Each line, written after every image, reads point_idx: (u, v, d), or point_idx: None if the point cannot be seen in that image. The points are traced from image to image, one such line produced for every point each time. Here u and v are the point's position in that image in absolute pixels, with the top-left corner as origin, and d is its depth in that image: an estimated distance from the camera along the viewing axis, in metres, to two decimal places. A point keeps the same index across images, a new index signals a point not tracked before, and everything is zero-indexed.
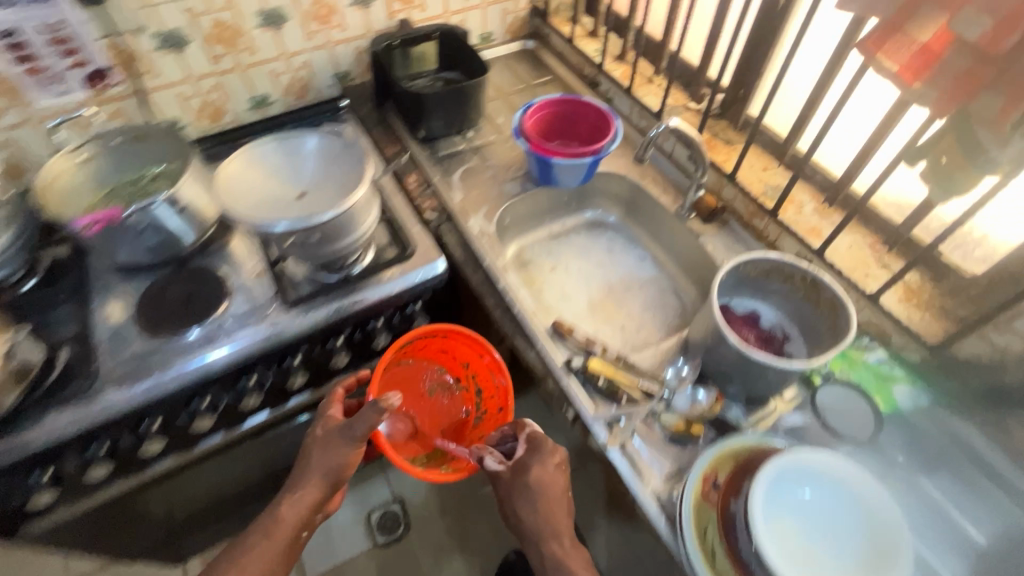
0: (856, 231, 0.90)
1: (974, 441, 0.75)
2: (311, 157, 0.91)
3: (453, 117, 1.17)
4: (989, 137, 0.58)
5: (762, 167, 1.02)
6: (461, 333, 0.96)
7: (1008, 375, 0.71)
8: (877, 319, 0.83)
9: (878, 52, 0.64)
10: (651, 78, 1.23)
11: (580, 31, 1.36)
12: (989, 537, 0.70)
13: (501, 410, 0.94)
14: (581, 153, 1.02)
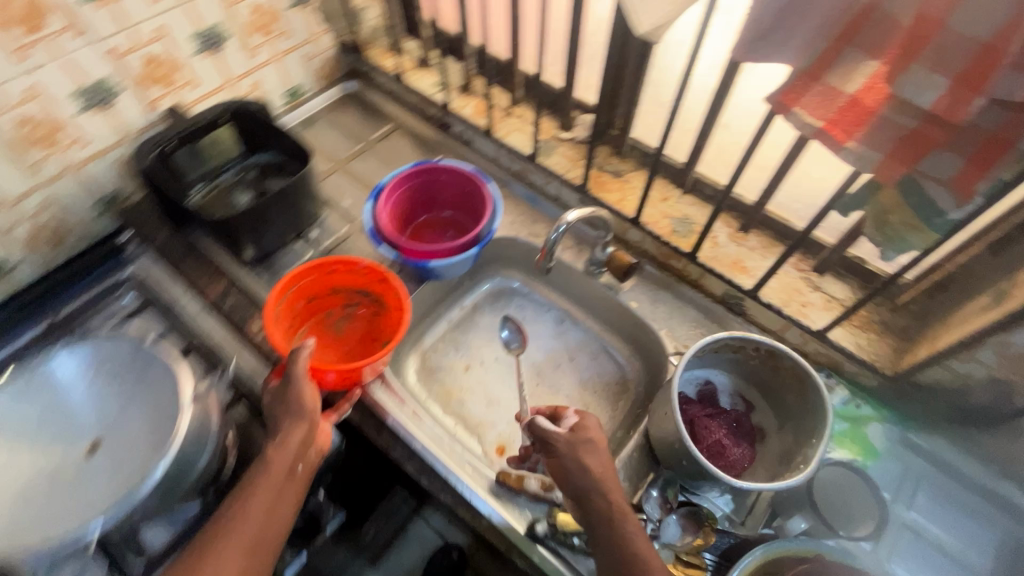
0: (776, 252, 0.84)
1: (948, 456, 0.73)
2: (85, 397, 0.65)
3: (286, 222, 0.91)
4: (948, 198, 0.48)
5: (660, 199, 0.90)
6: (335, 266, 0.84)
7: (975, 398, 0.67)
8: (828, 352, 0.78)
9: (796, 106, 0.51)
10: (511, 111, 1.03)
11: (408, 63, 1.12)
12: (991, 557, 0.69)
13: (384, 280, 0.85)
14: (465, 242, 0.83)
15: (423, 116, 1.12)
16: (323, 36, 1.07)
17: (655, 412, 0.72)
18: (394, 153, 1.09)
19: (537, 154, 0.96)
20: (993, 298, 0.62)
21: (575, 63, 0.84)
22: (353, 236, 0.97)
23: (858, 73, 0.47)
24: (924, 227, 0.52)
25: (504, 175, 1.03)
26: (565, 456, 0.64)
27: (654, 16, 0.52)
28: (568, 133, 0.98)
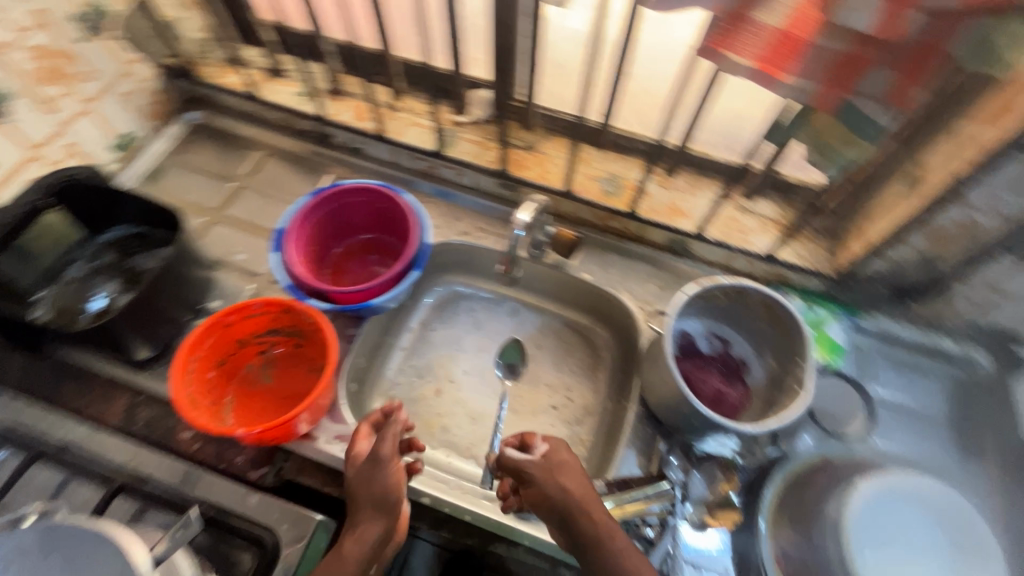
0: (705, 187, 0.85)
1: (893, 329, 0.81)
2: None
3: (177, 304, 0.76)
4: (882, 110, 0.50)
5: (581, 162, 0.87)
6: (222, 316, 0.68)
7: (908, 275, 0.74)
8: (775, 270, 0.82)
9: (724, 51, 0.49)
10: (396, 105, 0.92)
11: (255, 75, 0.95)
12: (945, 404, 0.79)
13: (290, 310, 0.70)
14: (404, 269, 0.75)
15: (295, 132, 0.97)
16: (137, 64, 0.88)
17: (649, 379, 0.72)
18: (276, 184, 0.94)
19: (441, 147, 0.88)
20: (909, 185, 0.67)
21: (458, 41, 0.76)
22: (263, 293, 0.84)
23: (782, 5, 0.45)
24: (861, 142, 0.54)
25: (410, 177, 0.94)
26: (542, 484, 0.61)
27: None
28: (466, 115, 0.90)
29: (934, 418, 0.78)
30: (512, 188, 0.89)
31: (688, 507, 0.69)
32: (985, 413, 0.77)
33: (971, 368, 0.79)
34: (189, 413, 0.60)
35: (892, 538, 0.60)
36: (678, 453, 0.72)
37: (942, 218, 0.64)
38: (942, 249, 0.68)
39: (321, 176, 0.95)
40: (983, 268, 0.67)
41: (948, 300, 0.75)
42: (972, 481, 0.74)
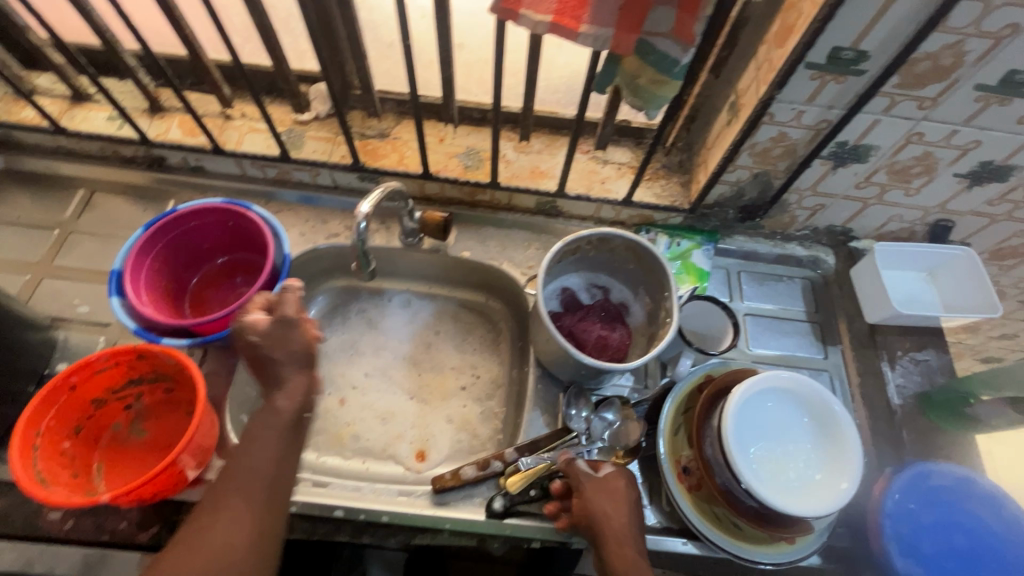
0: (559, 145, 0.87)
1: (749, 245, 0.88)
2: None
3: (11, 375, 0.67)
4: (676, 47, 0.52)
5: (437, 141, 0.86)
6: (59, 384, 0.60)
7: (748, 194, 0.80)
8: (638, 213, 0.86)
9: (521, 10, 0.50)
10: (229, 113, 0.85)
11: (55, 104, 0.84)
12: (803, 302, 0.87)
13: (143, 355, 0.64)
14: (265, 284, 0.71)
15: (120, 161, 0.87)
16: None
17: (538, 342, 0.73)
18: (111, 221, 0.85)
19: (287, 150, 0.83)
20: (730, 112, 0.72)
21: (272, 34, 0.71)
22: (118, 343, 0.76)
23: None
24: (669, 80, 0.55)
25: (263, 187, 0.88)
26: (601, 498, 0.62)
27: None
28: (308, 112, 0.86)
29: (796, 316, 0.86)
30: (372, 180, 0.85)
31: (596, 450, 0.71)
32: (835, 302, 0.87)
33: (819, 267, 0.89)
34: (41, 494, 0.54)
35: (759, 432, 0.67)
36: (578, 404, 0.74)
37: (761, 137, 0.70)
38: (769, 165, 0.74)
39: (163, 203, 0.87)
40: (805, 175, 0.75)
41: (786, 210, 0.82)
42: (834, 363, 0.83)
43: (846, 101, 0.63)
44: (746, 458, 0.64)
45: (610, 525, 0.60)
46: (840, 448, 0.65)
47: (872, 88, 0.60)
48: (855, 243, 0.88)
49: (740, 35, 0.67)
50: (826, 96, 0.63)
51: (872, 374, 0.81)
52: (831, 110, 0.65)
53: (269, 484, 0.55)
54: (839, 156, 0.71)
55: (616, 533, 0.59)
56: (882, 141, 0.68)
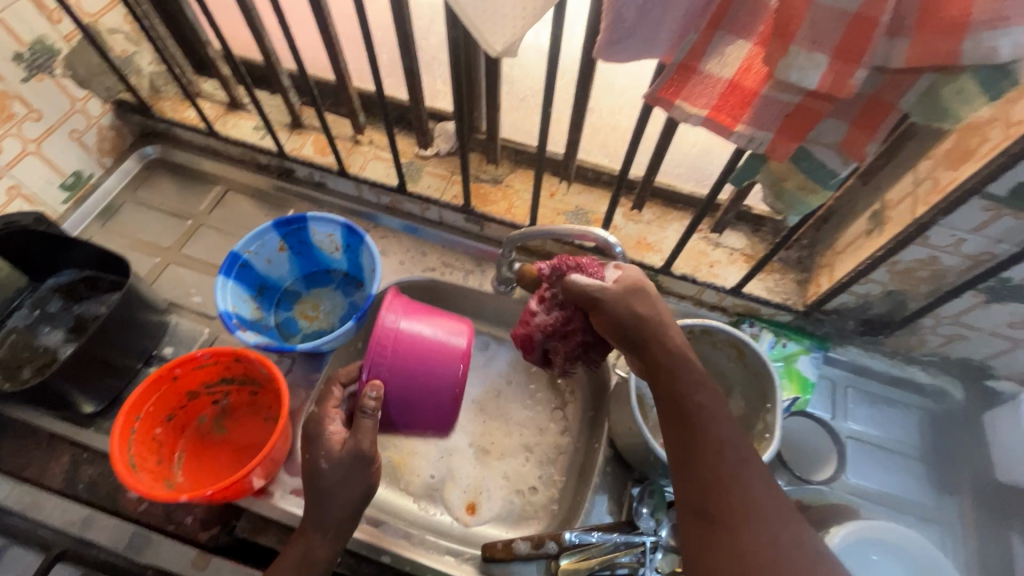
0: (669, 220, 0.84)
1: (863, 360, 0.80)
2: None
3: (125, 353, 0.73)
4: (837, 160, 0.48)
5: (548, 196, 0.85)
6: (165, 377, 0.64)
7: (874, 309, 0.73)
8: (743, 304, 0.81)
9: (677, 100, 0.48)
10: (357, 139, 0.90)
11: (212, 109, 0.93)
12: (919, 435, 0.77)
13: (241, 358, 0.67)
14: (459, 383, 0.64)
15: (255, 167, 0.95)
16: (88, 101, 0.85)
17: (618, 425, 0.69)
18: (235, 220, 0.91)
19: (404, 182, 0.86)
20: (873, 222, 0.66)
21: (418, 78, 0.75)
22: (220, 336, 0.80)
23: (731, 56, 0.44)
24: (821, 190, 0.51)
25: (373, 212, 0.91)
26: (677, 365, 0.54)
27: (505, 33, 0.44)
28: (430, 148, 0.89)
29: (909, 450, 0.76)
30: (477, 222, 0.86)
31: (661, 556, 0.65)
32: (959, 444, 0.76)
33: (943, 400, 0.79)
34: (133, 479, 0.57)
35: None
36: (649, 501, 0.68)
37: (905, 256, 0.63)
38: (909, 285, 0.67)
39: (283, 211, 0.93)
40: (949, 304, 0.67)
41: (917, 332, 0.74)
42: (947, 515, 0.72)
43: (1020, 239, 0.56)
44: None
45: (710, 434, 0.51)
46: None
47: None
48: (992, 383, 0.76)
49: (901, 147, 0.62)
50: (997, 229, 0.56)
51: (994, 541, 0.70)
52: (998, 244, 0.57)
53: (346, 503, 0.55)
54: (995, 292, 0.63)
55: (741, 469, 0.49)
56: None
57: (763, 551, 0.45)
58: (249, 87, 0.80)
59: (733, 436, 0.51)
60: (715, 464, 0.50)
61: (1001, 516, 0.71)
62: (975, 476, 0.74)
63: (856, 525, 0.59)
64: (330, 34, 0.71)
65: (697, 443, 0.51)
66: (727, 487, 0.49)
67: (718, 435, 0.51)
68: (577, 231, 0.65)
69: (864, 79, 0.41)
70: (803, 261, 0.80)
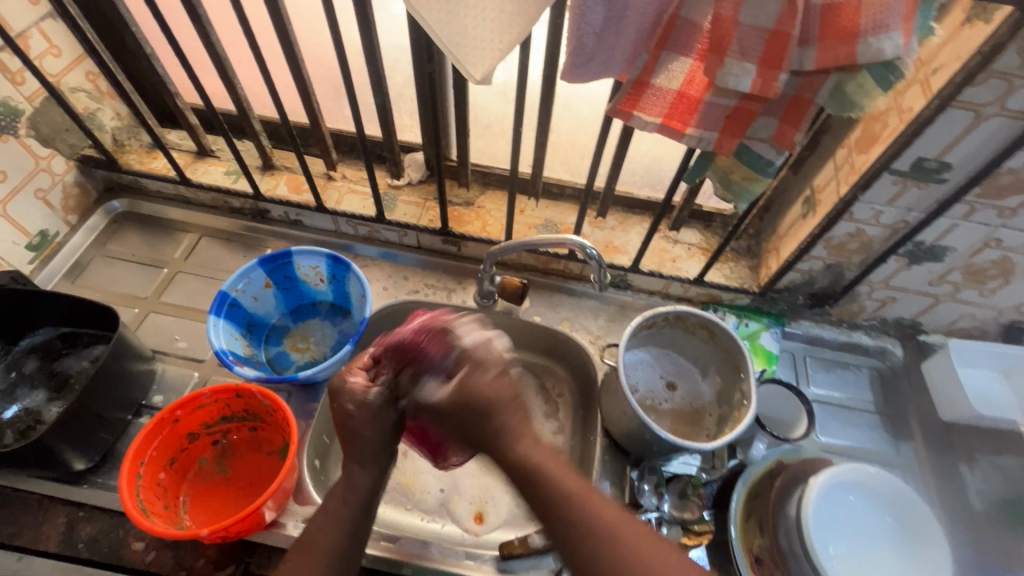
0: (631, 224, 0.92)
1: (815, 331, 0.89)
2: None
3: (116, 405, 0.72)
4: (773, 151, 0.57)
5: (519, 212, 0.91)
6: (166, 418, 0.65)
7: (818, 283, 0.83)
8: (706, 292, 0.89)
9: (634, 112, 0.55)
10: (331, 175, 0.94)
11: (181, 157, 0.94)
12: (873, 391, 0.87)
13: (242, 394, 0.69)
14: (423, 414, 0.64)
15: (228, 211, 0.96)
16: (52, 159, 0.85)
17: (611, 413, 0.74)
18: (213, 264, 0.92)
19: (381, 211, 0.90)
20: (806, 206, 0.76)
21: (389, 113, 0.80)
22: (210, 379, 0.80)
23: (676, 72, 0.52)
24: (762, 178, 0.59)
25: (352, 243, 0.94)
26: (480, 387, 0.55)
27: (484, 63, 0.51)
28: (402, 177, 0.93)
29: (866, 406, 0.85)
30: (454, 243, 0.91)
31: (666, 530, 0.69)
32: (907, 394, 0.86)
33: (886, 358, 0.88)
34: (144, 522, 0.57)
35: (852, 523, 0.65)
36: (650, 478, 0.74)
37: (836, 232, 0.73)
38: (844, 257, 0.77)
39: (260, 251, 0.94)
40: (878, 270, 0.77)
41: (856, 300, 0.84)
42: (906, 458, 0.81)
43: (925, 206, 0.66)
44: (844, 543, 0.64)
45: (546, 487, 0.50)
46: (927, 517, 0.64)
47: (953, 197, 0.63)
48: (924, 337, 0.87)
49: (820, 139, 0.72)
50: (906, 200, 0.66)
51: (948, 474, 0.79)
52: (909, 213, 0.68)
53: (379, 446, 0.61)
54: (913, 255, 0.73)
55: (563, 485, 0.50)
56: (959, 244, 0.70)
57: (608, 556, 0.45)
58: (223, 133, 0.83)
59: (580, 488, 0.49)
60: (553, 507, 0.49)
61: (951, 452, 0.81)
62: (924, 420, 0.83)
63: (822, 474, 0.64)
64: (303, 77, 0.75)
65: (555, 513, 0.48)
66: (577, 517, 0.48)
67: (556, 472, 0.50)
68: (554, 240, 0.67)
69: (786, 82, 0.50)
70: (752, 248, 0.90)
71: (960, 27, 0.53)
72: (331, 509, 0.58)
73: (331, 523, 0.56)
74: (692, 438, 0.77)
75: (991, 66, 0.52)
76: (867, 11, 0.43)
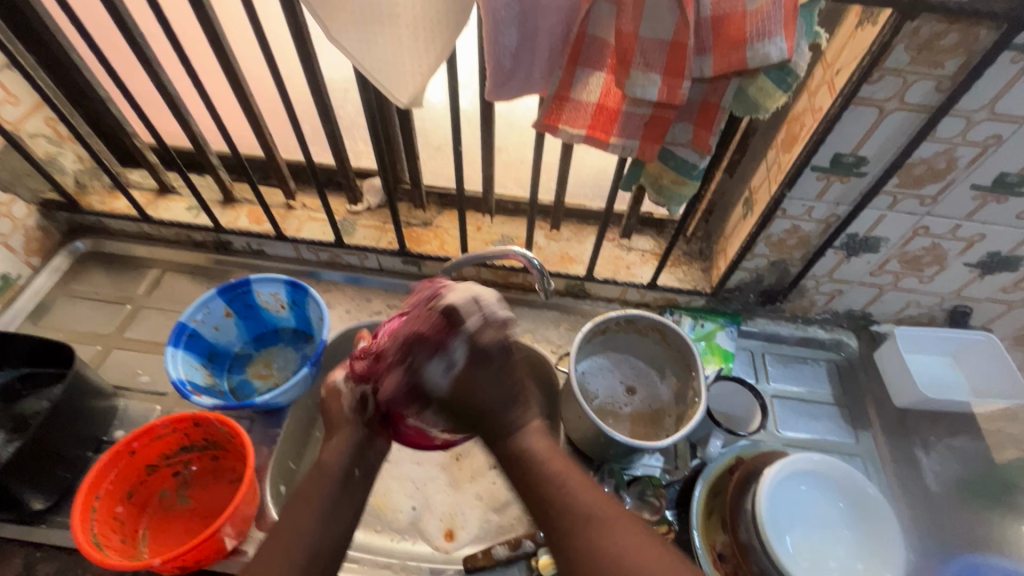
0: (585, 234, 0.94)
1: (771, 328, 0.91)
2: None
3: (76, 442, 0.72)
4: (695, 155, 0.59)
5: (476, 229, 0.93)
6: (122, 451, 0.65)
7: (767, 280, 0.86)
8: (662, 296, 0.91)
9: (559, 125, 0.58)
10: (290, 205, 0.96)
11: (143, 196, 0.96)
12: (831, 382, 0.88)
13: (200, 422, 0.69)
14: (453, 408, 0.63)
15: (191, 245, 0.98)
16: (13, 204, 0.86)
17: (569, 419, 0.75)
18: (176, 298, 0.93)
19: (340, 236, 0.92)
20: (746, 207, 0.79)
21: (340, 142, 0.82)
22: (173, 411, 0.81)
23: (593, 85, 0.55)
24: (689, 181, 0.62)
25: (315, 269, 0.96)
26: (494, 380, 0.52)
27: (409, 87, 0.53)
28: (360, 203, 0.96)
29: (824, 397, 0.87)
30: (414, 263, 0.93)
31: None
32: (864, 383, 0.87)
33: (842, 349, 0.90)
34: (97, 555, 0.57)
35: (807, 510, 0.67)
36: (611, 481, 0.74)
37: (775, 229, 0.76)
38: (786, 254, 0.80)
39: (223, 281, 0.96)
40: (820, 264, 0.80)
41: (805, 294, 0.86)
42: (866, 445, 0.82)
43: (852, 199, 0.70)
44: (800, 531, 0.65)
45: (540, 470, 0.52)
46: (877, 499, 0.66)
47: (874, 188, 0.66)
48: (876, 326, 0.90)
49: (750, 142, 0.76)
50: (832, 194, 0.69)
51: (907, 460, 0.80)
52: (838, 206, 0.71)
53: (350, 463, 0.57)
54: (849, 247, 0.76)
55: (567, 478, 0.51)
56: (891, 234, 0.73)
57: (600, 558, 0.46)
58: (180, 170, 0.85)
59: (559, 469, 0.52)
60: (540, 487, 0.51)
61: (908, 436, 0.82)
62: (882, 408, 0.84)
63: (777, 465, 0.66)
64: (253, 112, 0.78)
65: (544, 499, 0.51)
66: (567, 505, 0.49)
67: (555, 467, 0.52)
68: (498, 251, 0.69)
69: (692, 89, 0.53)
70: (703, 251, 0.92)
71: (854, 30, 0.57)
72: (297, 508, 0.54)
73: (294, 526, 0.53)
74: (653, 439, 0.77)
75: (884, 64, 0.55)
76: (751, 21, 0.46)
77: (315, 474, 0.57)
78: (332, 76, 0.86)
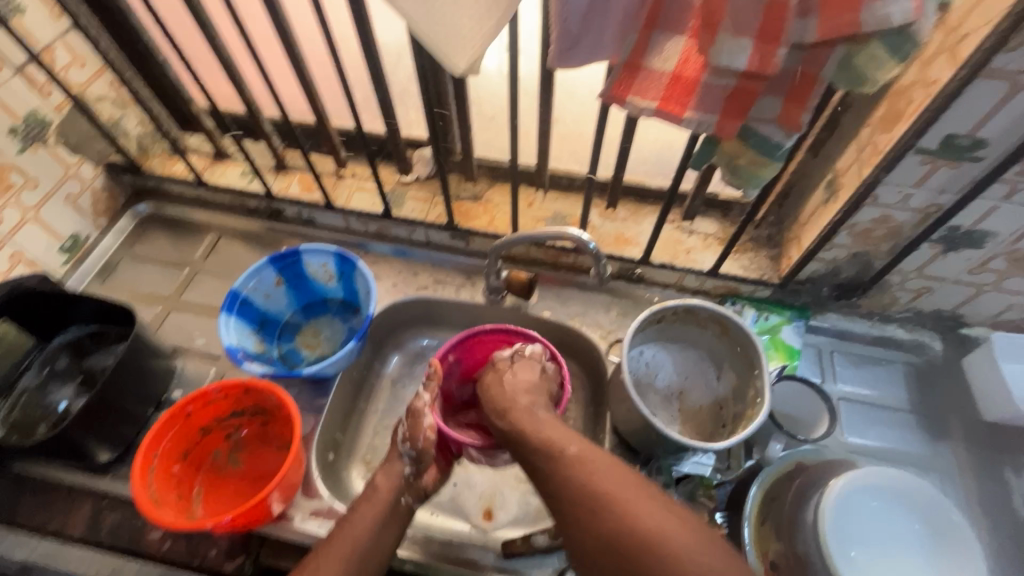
0: (643, 214, 0.89)
1: (844, 325, 0.84)
2: None
3: (137, 400, 0.75)
4: (781, 133, 0.52)
5: (527, 205, 0.89)
6: (179, 415, 0.68)
7: (844, 273, 0.78)
8: (724, 284, 0.85)
9: (628, 96, 0.52)
10: (340, 174, 0.95)
11: (200, 160, 0.98)
12: (907, 387, 0.81)
13: (250, 390, 0.70)
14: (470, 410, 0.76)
15: (246, 212, 0.99)
16: (81, 166, 0.89)
17: (617, 409, 0.72)
18: (230, 263, 0.94)
19: (389, 208, 0.90)
20: (828, 190, 0.71)
21: (392, 111, 0.79)
22: (226, 374, 0.83)
23: (670, 52, 0.49)
24: (770, 162, 0.55)
25: (363, 239, 0.95)
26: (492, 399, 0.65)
27: (467, 53, 0.49)
28: (410, 174, 0.93)
29: (899, 405, 0.79)
30: (462, 238, 0.90)
31: None
32: (946, 388, 0.79)
33: (924, 352, 0.82)
34: (160, 514, 0.60)
35: (873, 522, 0.62)
36: (659, 478, 0.71)
37: (861, 218, 0.68)
38: (870, 245, 0.72)
39: (274, 249, 0.96)
40: (910, 258, 0.71)
41: (888, 291, 0.78)
42: (942, 458, 0.75)
43: (959, 187, 0.61)
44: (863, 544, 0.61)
45: (597, 482, 0.50)
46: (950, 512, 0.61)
47: (990, 175, 0.58)
48: (966, 330, 0.80)
49: (842, 118, 0.67)
50: (936, 181, 0.61)
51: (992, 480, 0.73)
52: (941, 195, 0.63)
53: (392, 495, 0.62)
54: (949, 241, 0.67)
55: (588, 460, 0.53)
56: (1001, 229, 0.64)
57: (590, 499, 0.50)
58: (234, 136, 0.85)
59: (590, 453, 0.53)
60: (577, 495, 0.51)
61: (995, 453, 0.74)
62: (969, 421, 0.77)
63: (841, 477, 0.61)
64: (305, 77, 0.75)
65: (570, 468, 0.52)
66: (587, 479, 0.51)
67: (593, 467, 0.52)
68: (552, 232, 0.66)
69: (787, 57, 0.46)
70: (773, 238, 0.85)
71: None
72: (351, 522, 0.60)
73: (348, 539, 0.58)
74: (709, 437, 0.73)
75: None
76: None
77: (371, 525, 0.60)
78: (386, 40, 0.82)
